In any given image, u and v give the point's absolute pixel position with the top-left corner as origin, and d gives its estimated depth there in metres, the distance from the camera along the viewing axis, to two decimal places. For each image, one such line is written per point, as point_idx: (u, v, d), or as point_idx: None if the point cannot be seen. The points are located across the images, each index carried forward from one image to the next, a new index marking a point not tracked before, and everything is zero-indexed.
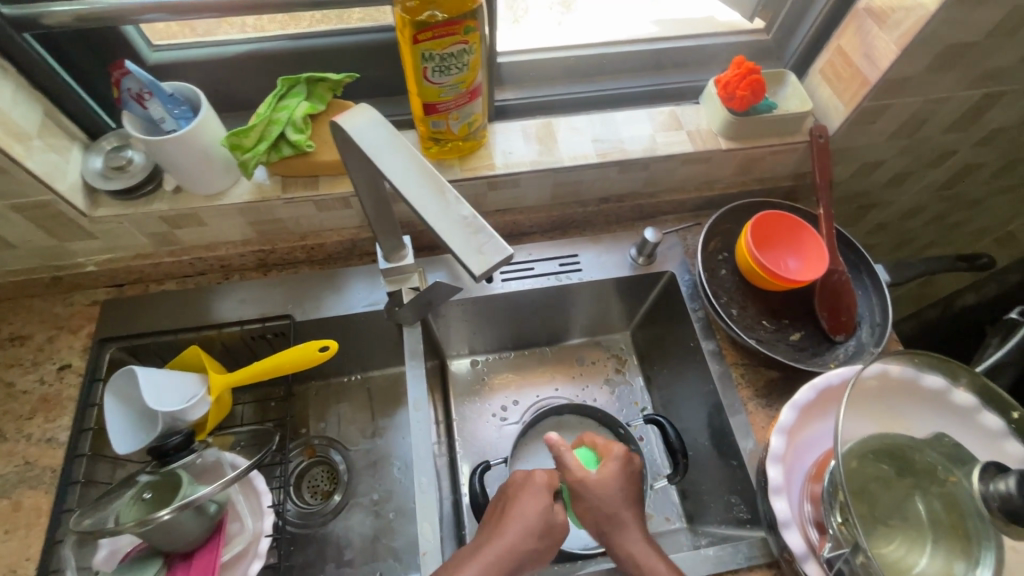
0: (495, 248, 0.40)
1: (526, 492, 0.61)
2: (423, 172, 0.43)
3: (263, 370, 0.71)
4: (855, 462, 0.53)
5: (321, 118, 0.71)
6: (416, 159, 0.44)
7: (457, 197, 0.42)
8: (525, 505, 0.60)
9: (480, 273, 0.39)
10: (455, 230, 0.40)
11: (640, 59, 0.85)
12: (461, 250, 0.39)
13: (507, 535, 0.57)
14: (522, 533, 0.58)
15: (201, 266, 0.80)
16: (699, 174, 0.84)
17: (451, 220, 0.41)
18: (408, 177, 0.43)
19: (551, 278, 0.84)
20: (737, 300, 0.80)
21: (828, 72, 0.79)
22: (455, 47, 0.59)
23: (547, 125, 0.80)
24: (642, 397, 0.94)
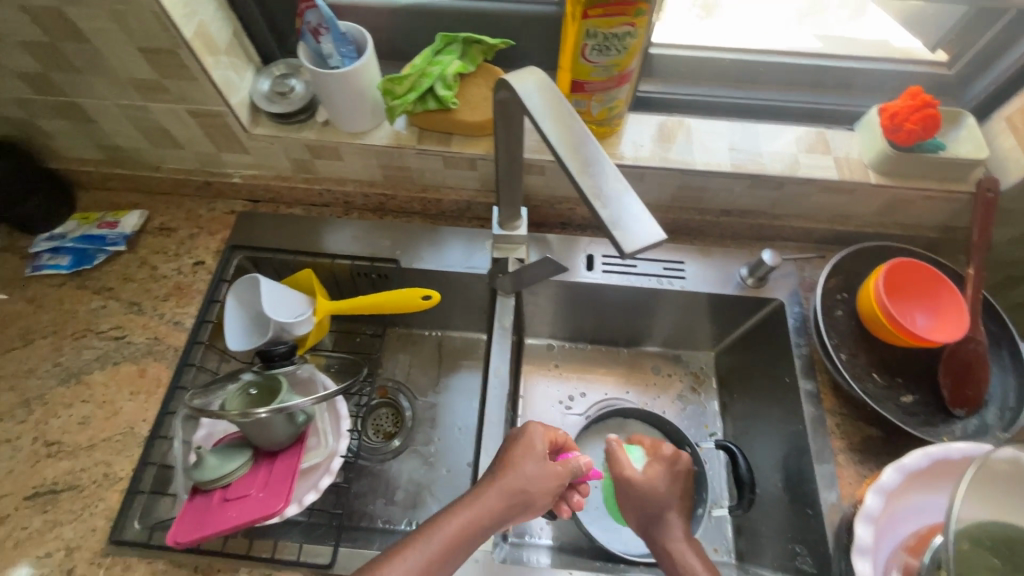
0: (651, 232, 0.39)
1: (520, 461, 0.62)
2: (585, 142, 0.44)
3: (365, 305, 0.75)
4: (966, 545, 0.48)
5: (469, 79, 0.73)
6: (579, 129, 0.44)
7: (611, 171, 0.42)
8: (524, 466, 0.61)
9: (627, 251, 0.38)
10: (608, 205, 0.40)
11: (798, 73, 0.80)
12: (613, 226, 0.39)
13: (487, 500, 0.58)
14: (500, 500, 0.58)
15: (327, 198, 0.85)
16: (835, 205, 0.78)
17: (602, 195, 0.41)
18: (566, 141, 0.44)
19: (651, 279, 0.82)
20: (849, 345, 0.74)
21: (1017, 121, 0.71)
22: (622, 28, 0.59)
23: (684, 125, 0.78)
24: (713, 422, 0.91)
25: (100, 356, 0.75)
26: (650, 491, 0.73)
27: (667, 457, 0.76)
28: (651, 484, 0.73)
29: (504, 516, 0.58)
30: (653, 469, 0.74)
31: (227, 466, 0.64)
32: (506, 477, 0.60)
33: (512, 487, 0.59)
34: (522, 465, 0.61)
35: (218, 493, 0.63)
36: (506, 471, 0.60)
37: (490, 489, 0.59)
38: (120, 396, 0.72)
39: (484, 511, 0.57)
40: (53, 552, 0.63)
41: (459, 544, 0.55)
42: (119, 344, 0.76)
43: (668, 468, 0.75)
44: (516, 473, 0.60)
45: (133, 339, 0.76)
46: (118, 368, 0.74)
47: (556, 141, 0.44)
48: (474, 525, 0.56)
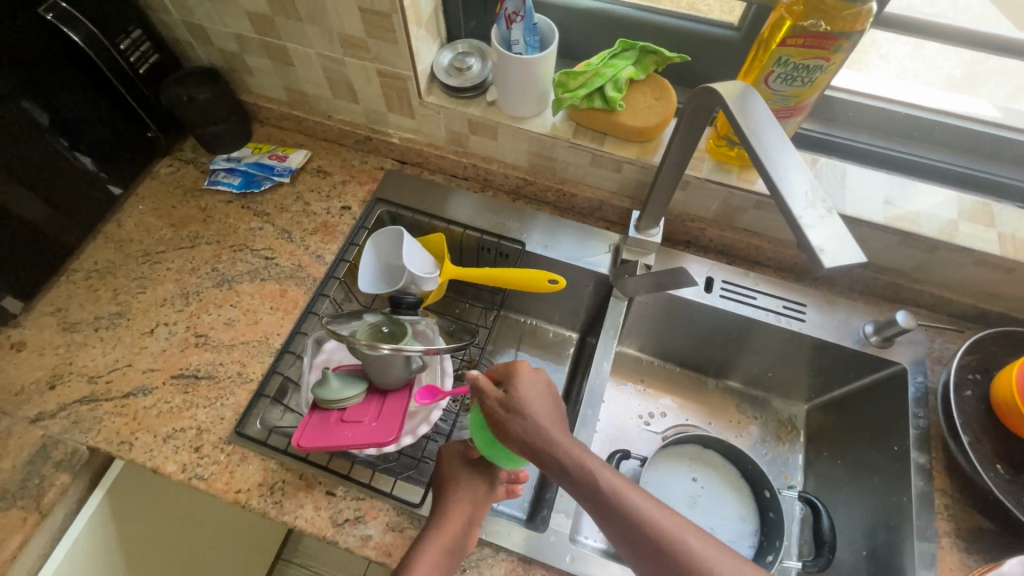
0: (851, 252, 0.41)
1: (459, 483, 0.65)
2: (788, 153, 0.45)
3: (491, 277, 0.79)
4: None
5: (636, 87, 0.76)
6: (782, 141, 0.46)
7: (812, 186, 0.43)
8: (464, 487, 0.65)
9: (826, 269, 0.40)
10: (812, 219, 0.42)
11: (972, 139, 0.77)
12: (816, 240, 0.41)
13: (447, 521, 0.62)
14: (460, 521, 0.62)
15: (470, 172, 0.91)
16: (986, 282, 0.75)
17: (801, 207, 0.43)
18: (771, 150, 0.45)
19: (768, 314, 0.81)
20: (975, 428, 0.70)
21: None
22: (814, 61, 0.60)
23: (838, 169, 0.77)
24: (795, 474, 0.88)
25: (251, 271, 0.84)
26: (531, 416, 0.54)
27: (493, 397, 0.55)
28: (506, 429, 0.54)
29: (468, 524, 0.63)
30: (500, 412, 0.55)
31: (346, 391, 0.69)
32: (449, 498, 0.64)
33: (461, 504, 0.63)
34: (457, 486, 0.65)
35: (334, 413, 0.69)
36: (443, 490, 0.65)
37: (444, 510, 0.63)
38: (262, 309, 0.80)
39: (446, 534, 0.61)
40: (186, 430, 0.71)
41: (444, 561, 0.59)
42: (268, 263, 0.84)
43: (513, 394, 0.55)
44: (455, 495, 0.64)
45: (281, 262, 0.85)
46: (264, 284, 0.83)
47: (749, 150, 0.46)
48: (445, 545, 0.60)
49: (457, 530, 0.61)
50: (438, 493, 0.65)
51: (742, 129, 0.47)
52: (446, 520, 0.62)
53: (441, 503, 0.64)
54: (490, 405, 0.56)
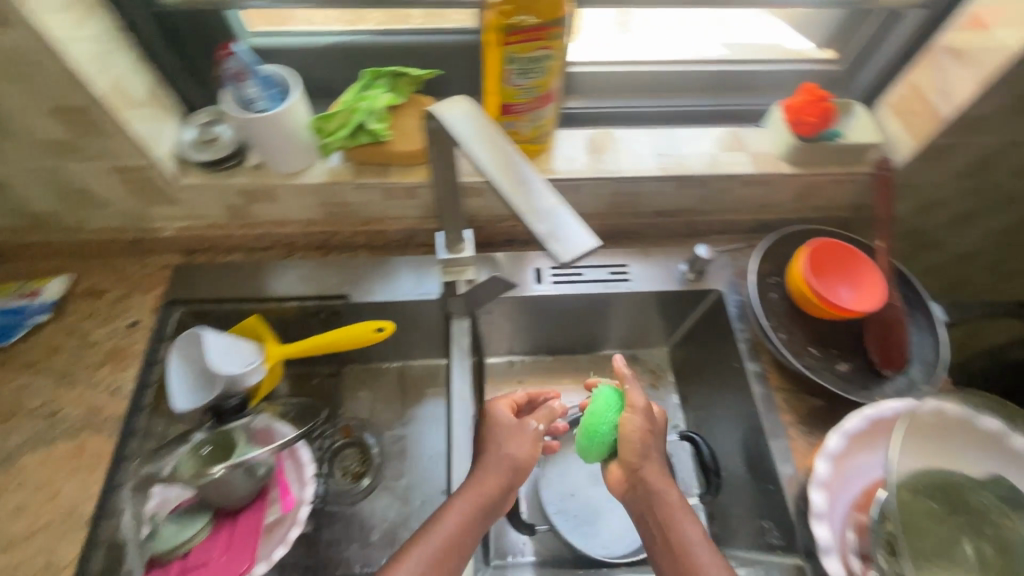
0: (585, 238, 0.41)
1: (508, 440, 0.66)
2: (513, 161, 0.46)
3: (316, 345, 0.74)
4: (906, 494, 0.53)
5: (400, 111, 0.74)
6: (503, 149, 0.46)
7: (541, 186, 0.44)
8: (516, 445, 0.66)
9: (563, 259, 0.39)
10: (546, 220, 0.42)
11: (709, 80, 0.85)
12: (551, 239, 0.41)
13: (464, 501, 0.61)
14: (503, 481, 0.63)
15: (267, 240, 0.84)
16: (756, 198, 0.84)
17: (535, 211, 0.43)
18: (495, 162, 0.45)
19: (599, 285, 0.85)
20: (786, 325, 0.79)
21: (898, 107, 0.79)
22: (539, 52, 0.62)
23: (611, 136, 0.82)
24: (676, 415, 0.93)
25: (32, 437, 0.69)
26: (621, 438, 0.65)
27: (642, 404, 0.68)
28: (630, 438, 0.65)
29: (495, 506, 0.63)
30: (630, 417, 0.66)
31: (184, 533, 0.66)
32: (487, 468, 0.64)
33: (497, 473, 0.63)
34: (499, 442, 0.66)
35: (177, 562, 0.65)
36: (486, 457, 0.65)
37: (487, 478, 0.63)
38: (57, 478, 0.67)
39: (484, 488, 0.62)
40: None
41: (454, 548, 0.59)
42: (52, 421, 0.71)
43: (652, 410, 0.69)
44: (494, 460, 0.64)
45: (68, 413, 0.71)
46: (53, 447, 0.69)
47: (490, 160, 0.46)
48: (462, 523, 0.60)
49: (487, 506, 0.62)
50: (475, 471, 0.64)
51: (465, 148, 0.47)
52: (483, 486, 0.62)
53: (473, 478, 0.63)
54: (633, 408, 0.68)
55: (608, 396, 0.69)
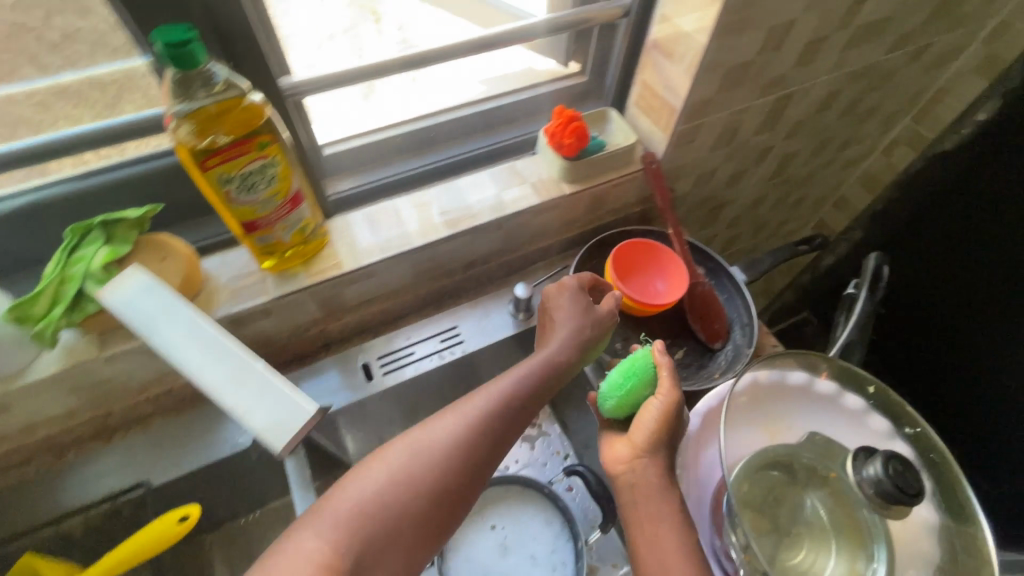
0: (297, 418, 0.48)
1: (564, 309, 0.69)
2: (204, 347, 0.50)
3: (112, 565, 0.60)
4: (746, 485, 0.55)
5: (130, 260, 0.62)
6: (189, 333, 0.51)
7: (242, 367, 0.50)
8: (563, 322, 0.68)
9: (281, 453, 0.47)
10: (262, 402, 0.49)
11: (473, 121, 0.85)
12: (267, 431, 0.48)
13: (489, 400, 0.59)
14: (540, 363, 0.63)
15: (25, 452, 0.68)
16: (554, 221, 0.85)
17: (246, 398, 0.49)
18: (192, 356, 0.50)
19: (434, 357, 0.80)
20: (620, 332, 0.82)
21: (642, 104, 0.84)
22: (255, 164, 0.55)
23: (391, 208, 0.77)
24: (562, 445, 0.95)
25: None
26: (658, 416, 0.61)
27: (670, 389, 0.62)
28: (651, 419, 0.60)
29: (538, 396, 0.62)
30: (658, 402, 0.61)
31: None
32: (547, 359, 0.64)
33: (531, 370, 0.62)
34: (563, 318, 0.68)
35: None
36: (535, 361, 0.64)
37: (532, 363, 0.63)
38: None
39: (522, 378, 0.61)
40: None
41: (470, 440, 0.56)
42: None
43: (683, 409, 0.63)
44: (545, 358, 0.64)
45: None
46: None
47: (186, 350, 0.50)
48: (477, 425, 0.57)
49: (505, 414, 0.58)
50: (539, 369, 0.63)
51: (146, 335, 0.51)
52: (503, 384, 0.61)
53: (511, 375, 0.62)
54: (659, 392, 0.62)
55: (643, 363, 0.64)
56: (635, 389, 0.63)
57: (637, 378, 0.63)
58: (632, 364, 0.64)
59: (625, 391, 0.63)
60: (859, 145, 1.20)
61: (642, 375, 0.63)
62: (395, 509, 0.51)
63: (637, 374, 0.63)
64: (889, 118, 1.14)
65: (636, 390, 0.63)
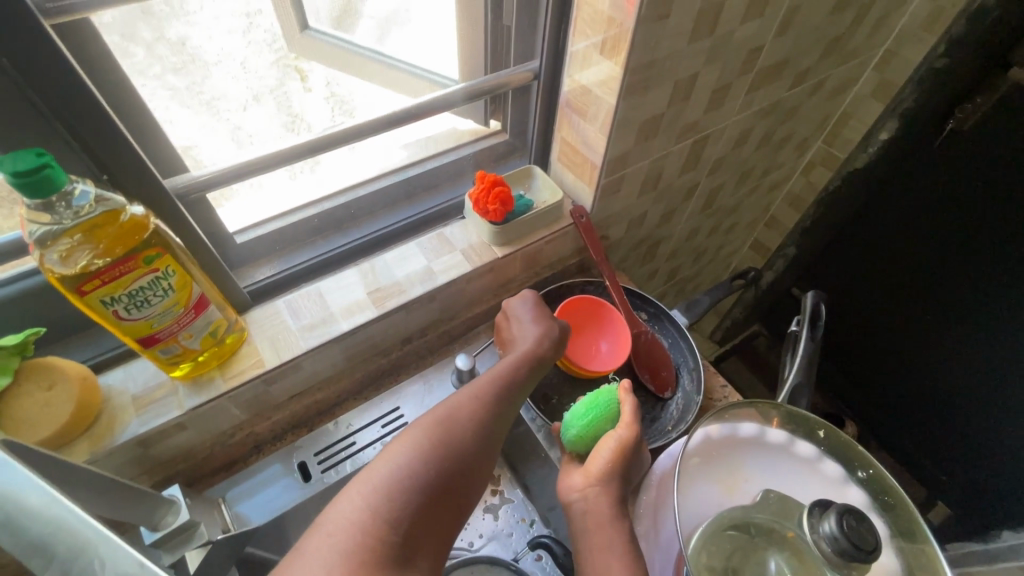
0: None
1: (524, 323, 0.70)
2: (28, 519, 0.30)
3: None
4: (705, 555, 0.53)
5: (14, 391, 0.55)
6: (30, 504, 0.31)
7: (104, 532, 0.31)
8: (528, 330, 0.69)
9: None
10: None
11: (396, 190, 0.83)
12: None
13: (473, 398, 0.57)
14: (512, 368, 0.62)
15: None
16: (490, 285, 0.83)
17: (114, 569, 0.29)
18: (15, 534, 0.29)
19: (377, 446, 0.75)
20: (567, 391, 0.81)
21: (565, 160, 0.84)
22: (143, 280, 0.50)
23: (314, 293, 0.73)
24: (526, 511, 0.90)
25: None
26: (619, 443, 0.60)
27: (633, 421, 0.62)
28: (611, 450, 0.60)
29: (512, 400, 0.59)
30: (617, 433, 0.61)
31: None
32: (523, 361, 0.63)
33: (509, 372, 0.61)
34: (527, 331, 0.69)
35: None
36: (510, 364, 0.63)
37: (508, 364, 0.63)
38: None
39: (496, 381, 0.60)
40: None
41: (463, 437, 0.52)
42: None
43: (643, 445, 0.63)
44: (519, 363, 0.63)
45: None
46: None
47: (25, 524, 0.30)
48: (468, 421, 0.54)
49: (490, 413, 0.56)
50: (517, 372, 0.62)
51: None
52: (483, 386, 0.59)
53: (490, 377, 0.60)
54: (620, 424, 0.62)
55: (607, 399, 0.66)
56: (596, 419, 0.65)
57: (599, 409, 0.65)
58: (597, 399, 0.67)
59: (587, 422, 0.65)
60: (778, 171, 1.25)
61: (604, 411, 0.65)
62: (405, 510, 0.45)
63: (598, 407, 0.65)
64: (801, 145, 1.20)
65: (595, 419, 0.65)
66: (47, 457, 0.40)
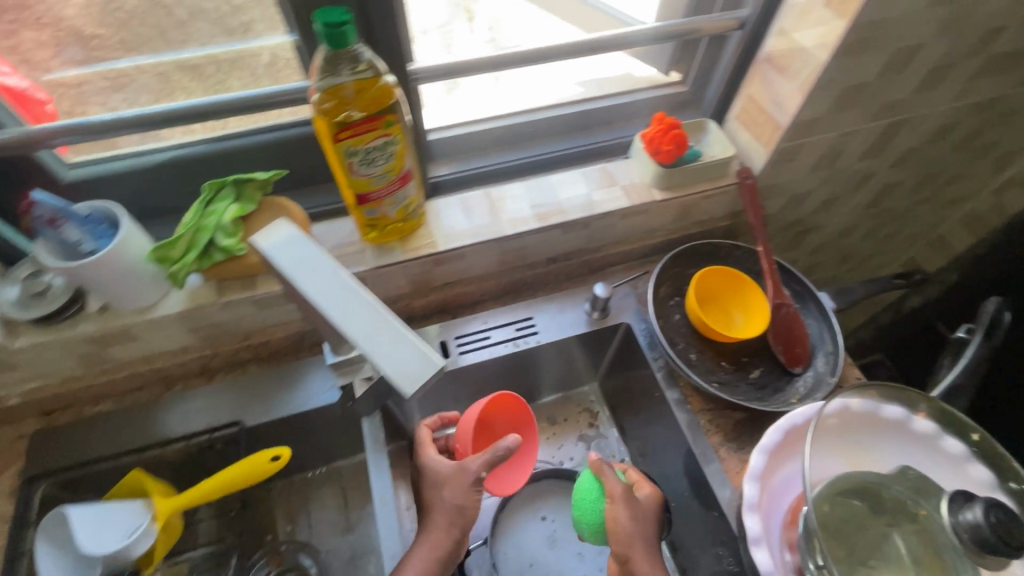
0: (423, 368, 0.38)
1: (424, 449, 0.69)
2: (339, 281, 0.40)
3: (213, 488, 0.67)
4: (826, 506, 0.53)
5: (254, 218, 0.69)
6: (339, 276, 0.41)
7: (380, 308, 0.40)
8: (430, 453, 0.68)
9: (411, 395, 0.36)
10: (390, 347, 0.39)
11: (571, 120, 0.88)
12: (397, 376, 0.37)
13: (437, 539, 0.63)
14: (445, 510, 0.63)
15: (140, 380, 0.76)
16: (640, 226, 0.86)
17: (378, 336, 0.39)
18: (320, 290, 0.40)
19: (508, 345, 0.83)
20: (695, 344, 0.81)
21: (744, 118, 0.83)
22: (378, 140, 0.59)
23: (485, 196, 0.81)
24: (618, 449, 0.90)
25: None
26: (621, 527, 0.63)
27: (620, 492, 0.64)
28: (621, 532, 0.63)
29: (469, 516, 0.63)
30: (615, 509, 0.64)
31: None
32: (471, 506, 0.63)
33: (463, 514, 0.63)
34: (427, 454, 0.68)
35: None
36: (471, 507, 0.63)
37: (451, 485, 0.63)
38: None
39: (444, 517, 0.63)
40: None
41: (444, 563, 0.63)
42: None
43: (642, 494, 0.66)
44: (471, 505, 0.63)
45: None
46: None
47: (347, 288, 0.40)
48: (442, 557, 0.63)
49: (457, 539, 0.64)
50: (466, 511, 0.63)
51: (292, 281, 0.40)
52: (442, 526, 0.63)
53: (443, 507, 0.63)
54: (615, 501, 0.64)
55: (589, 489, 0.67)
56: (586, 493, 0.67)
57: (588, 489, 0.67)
58: (583, 491, 0.67)
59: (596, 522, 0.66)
60: (966, 183, 1.12)
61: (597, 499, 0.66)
62: None
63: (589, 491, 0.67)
64: (1006, 158, 1.07)
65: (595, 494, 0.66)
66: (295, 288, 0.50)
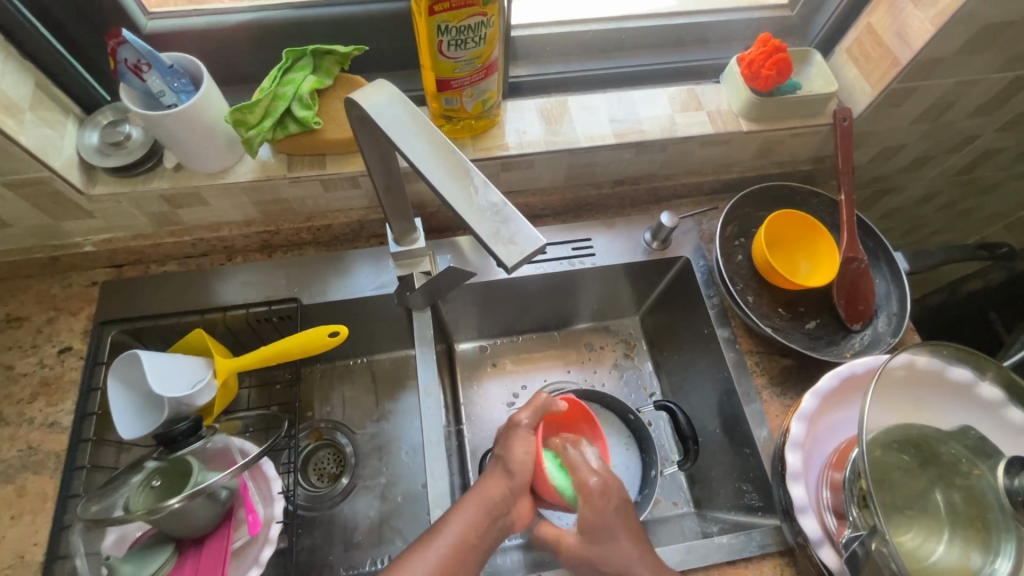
0: (526, 237, 0.38)
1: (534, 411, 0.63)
2: (435, 149, 0.42)
3: (270, 355, 0.69)
4: (878, 452, 0.52)
5: (329, 94, 0.69)
6: (437, 140, 0.42)
7: (484, 181, 0.41)
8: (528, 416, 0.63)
9: (510, 263, 0.37)
10: (488, 223, 0.39)
11: (663, 34, 0.83)
12: (496, 240, 0.38)
13: (478, 500, 0.57)
14: (504, 460, 0.60)
15: (203, 247, 0.77)
16: (716, 157, 0.82)
17: (480, 207, 0.40)
18: (421, 149, 0.42)
19: (563, 263, 0.82)
20: (753, 287, 0.79)
21: (856, 52, 0.76)
22: (473, 19, 0.57)
23: (562, 104, 0.77)
24: (651, 382, 0.90)
25: None
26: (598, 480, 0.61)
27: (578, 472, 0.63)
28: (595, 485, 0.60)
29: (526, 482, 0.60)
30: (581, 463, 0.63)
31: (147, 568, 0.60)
32: (521, 464, 0.60)
33: (508, 474, 0.60)
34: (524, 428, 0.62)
35: None
36: (518, 463, 0.60)
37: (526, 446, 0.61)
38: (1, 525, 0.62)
39: (501, 473, 0.60)
40: None
41: (482, 534, 0.56)
42: None
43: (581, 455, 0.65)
44: (521, 461, 0.60)
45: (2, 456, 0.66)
46: None
47: (447, 160, 0.42)
48: (483, 522, 0.56)
49: (497, 500, 0.58)
50: (516, 470, 0.60)
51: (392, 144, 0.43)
52: (491, 485, 0.59)
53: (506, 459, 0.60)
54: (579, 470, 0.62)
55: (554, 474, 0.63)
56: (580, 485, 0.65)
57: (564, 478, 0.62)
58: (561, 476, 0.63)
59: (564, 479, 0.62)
60: None
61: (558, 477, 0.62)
62: None
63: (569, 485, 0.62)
64: None
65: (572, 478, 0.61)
66: (375, 136, 0.50)
